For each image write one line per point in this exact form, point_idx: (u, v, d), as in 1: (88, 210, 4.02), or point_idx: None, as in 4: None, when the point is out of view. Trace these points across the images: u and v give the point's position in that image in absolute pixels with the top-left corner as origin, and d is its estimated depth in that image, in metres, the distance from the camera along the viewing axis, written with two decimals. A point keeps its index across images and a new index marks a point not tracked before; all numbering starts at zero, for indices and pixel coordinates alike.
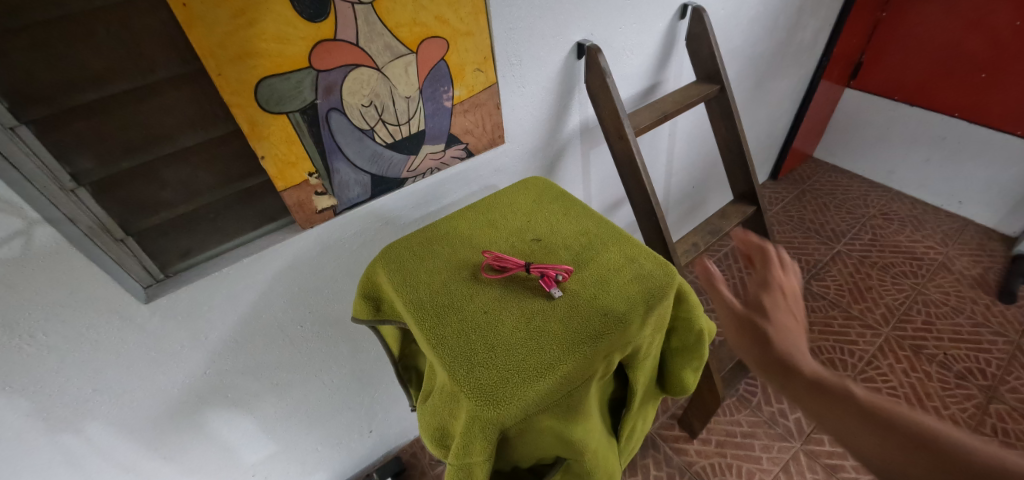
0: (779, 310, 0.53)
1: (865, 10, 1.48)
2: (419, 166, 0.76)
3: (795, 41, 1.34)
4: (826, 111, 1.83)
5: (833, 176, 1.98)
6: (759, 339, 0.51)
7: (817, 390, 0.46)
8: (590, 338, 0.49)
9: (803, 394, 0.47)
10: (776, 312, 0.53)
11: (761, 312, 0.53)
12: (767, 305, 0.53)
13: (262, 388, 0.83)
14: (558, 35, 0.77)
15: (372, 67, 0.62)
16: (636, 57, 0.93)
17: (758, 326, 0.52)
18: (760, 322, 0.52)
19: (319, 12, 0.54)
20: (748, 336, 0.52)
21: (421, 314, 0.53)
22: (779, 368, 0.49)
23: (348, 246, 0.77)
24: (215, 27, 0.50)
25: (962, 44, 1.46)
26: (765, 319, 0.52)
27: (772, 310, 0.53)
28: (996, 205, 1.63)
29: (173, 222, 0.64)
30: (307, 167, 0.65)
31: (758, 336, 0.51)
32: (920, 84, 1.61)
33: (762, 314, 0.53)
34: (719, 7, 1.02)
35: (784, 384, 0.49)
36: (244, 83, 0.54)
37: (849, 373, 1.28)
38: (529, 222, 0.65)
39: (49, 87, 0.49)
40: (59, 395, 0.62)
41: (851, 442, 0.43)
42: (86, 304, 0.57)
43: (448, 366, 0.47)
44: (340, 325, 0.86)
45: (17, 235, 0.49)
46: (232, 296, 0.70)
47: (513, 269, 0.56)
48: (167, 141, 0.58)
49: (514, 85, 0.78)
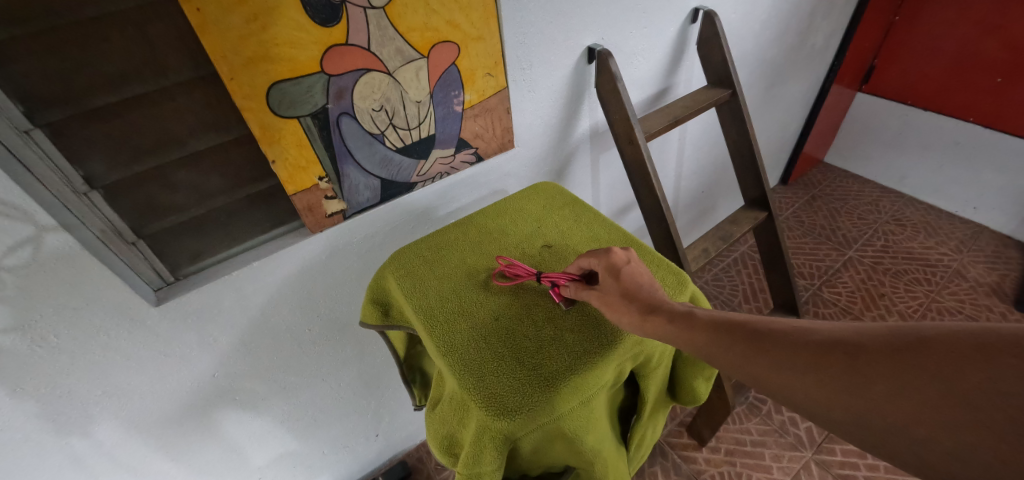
0: (648, 288, 0.49)
1: (878, 14, 1.46)
2: (429, 170, 0.76)
3: (807, 45, 1.33)
4: (837, 116, 1.81)
5: (844, 181, 1.96)
6: (683, 318, 0.44)
7: (771, 350, 0.38)
8: (602, 346, 0.48)
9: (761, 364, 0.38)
10: (647, 289, 0.49)
11: (633, 292, 0.48)
12: (629, 288, 0.48)
13: (271, 391, 0.83)
14: (569, 39, 0.77)
15: (383, 72, 0.62)
16: (647, 62, 0.93)
17: (667, 309, 0.46)
18: (632, 301, 0.47)
19: (331, 16, 0.54)
20: (662, 317, 0.45)
21: (431, 321, 0.52)
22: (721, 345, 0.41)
23: (357, 250, 0.77)
24: (227, 32, 0.50)
25: (977, 48, 1.44)
26: (639, 298, 0.47)
27: (630, 284, 0.49)
28: (1012, 211, 1.61)
29: (184, 225, 0.64)
30: (317, 171, 0.65)
31: (680, 317, 0.45)
32: (934, 88, 1.59)
33: (639, 292, 0.48)
34: (731, 11, 1.01)
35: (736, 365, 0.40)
36: (256, 87, 0.55)
37: None
38: (539, 228, 0.64)
39: (64, 91, 0.49)
40: (68, 397, 0.62)
41: (837, 396, 0.33)
42: (97, 308, 0.57)
43: (459, 374, 0.47)
44: (348, 329, 0.86)
45: (27, 242, 0.49)
46: (241, 299, 0.70)
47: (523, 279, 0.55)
48: (179, 145, 0.58)
49: (524, 90, 0.78)
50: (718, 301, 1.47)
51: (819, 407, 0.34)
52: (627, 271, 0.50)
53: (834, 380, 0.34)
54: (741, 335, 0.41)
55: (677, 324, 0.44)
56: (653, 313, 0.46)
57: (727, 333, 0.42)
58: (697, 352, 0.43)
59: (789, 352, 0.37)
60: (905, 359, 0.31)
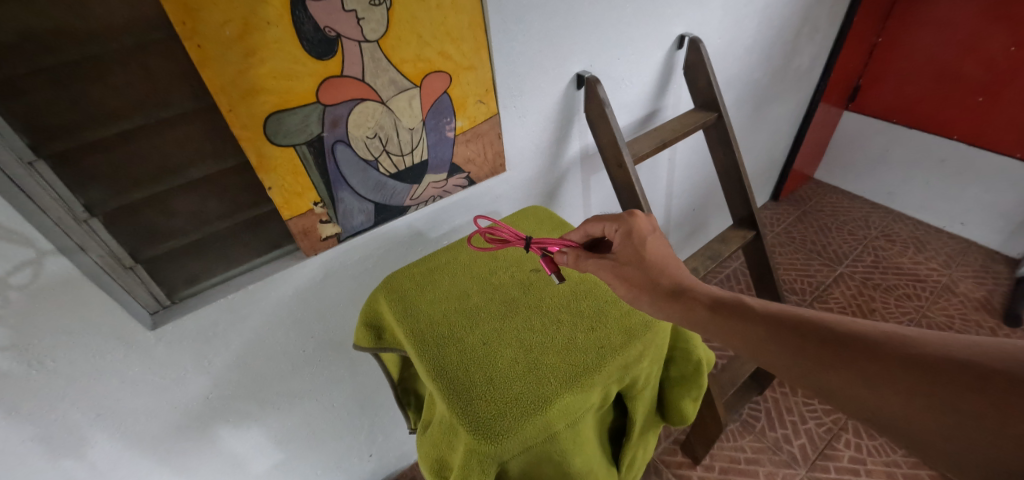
0: (665, 264, 0.54)
1: (862, 36, 1.50)
2: (422, 194, 0.78)
3: (792, 67, 1.37)
4: (825, 133, 1.85)
5: (834, 197, 1.99)
6: (717, 305, 0.50)
7: (804, 341, 0.44)
8: (587, 370, 0.49)
9: (791, 352, 0.44)
10: (666, 266, 0.54)
11: (657, 272, 0.53)
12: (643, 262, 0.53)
13: (264, 413, 0.83)
14: (558, 67, 0.80)
15: (376, 101, 0.64)
16: (635, 87, 0.96)
17: (696, 295, 0.51)
18: (649, 277, 0.52)
19: (327, 50, 0.57)
20: (696, 303, 0.50)
21: (422, 345, 0.54)
22: (753, 331, 0.47)
23: (351, 272, 0.79)
24: (227, 66, 0.52)
25: (958, 67, 1.48)
26: (657, 276, 0.52)
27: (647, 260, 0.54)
28: (997, 226, 1.64)
29: (182, 250, 0.66)
30: (312, 197, 0.67)
31: (715, 304, 0.50)
32: (918, 107, 1.63)
33: (664, 272, 0.53)
34: (716, 37, 1.04)
35: (767, 351, 0.46)
36: (254, 117, 0.57)
37: None
38: (528, 252, 0.66)
39: (68, 122, 0.51)
40: (62, 421, 0.62)
41: (860, 387, 0.39)
42: (94, 331, 0.58)
43: (448, 398, 0.48)
44: (342, 350, 0.86)
45: (27, 265, 0.50)
46: (237, 321, 0.71)
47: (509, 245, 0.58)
48: (178, 173, 0.60)
49: (515, 115, 0.80)
50: None
51: (841, 393, 0.41)
52: (645, 243, 0.55)
53: (859, 374, 0.40)
54: (772, 323, 0.46)
55: (712, 311, 0.49)
56: (684, 297, 0.51)
57: (759, 320, 0.47)
58: (730, 337, 0.48)
59: (819, 346, 0.43)
60: (924, 361, 0.37)
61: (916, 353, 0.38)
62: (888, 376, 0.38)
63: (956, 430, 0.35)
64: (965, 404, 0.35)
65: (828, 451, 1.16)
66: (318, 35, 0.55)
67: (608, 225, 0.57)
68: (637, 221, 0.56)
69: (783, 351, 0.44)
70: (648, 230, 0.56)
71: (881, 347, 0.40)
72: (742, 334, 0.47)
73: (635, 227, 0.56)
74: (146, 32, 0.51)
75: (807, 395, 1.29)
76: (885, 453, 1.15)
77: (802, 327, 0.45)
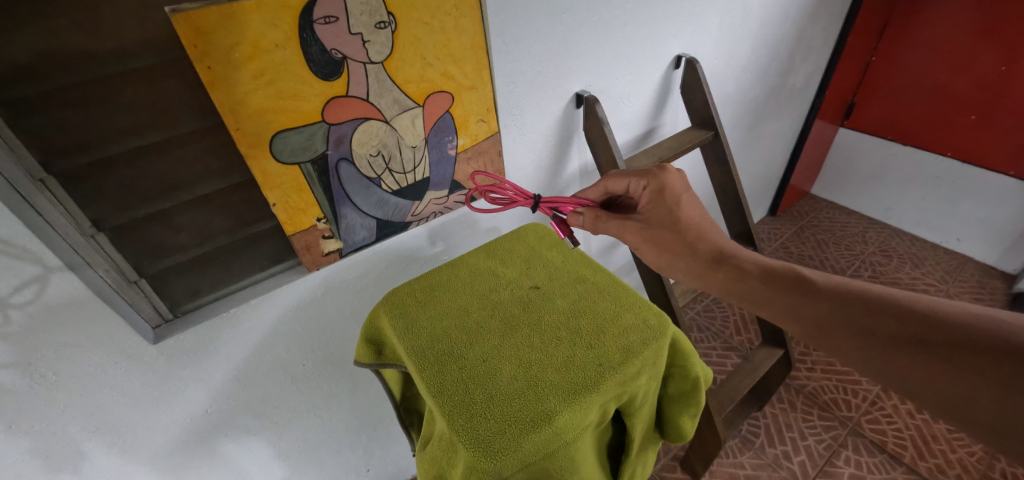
0: (695, 223, 0.64)
1: (856, 55, 1.53)
2: (424, 210, 0.79)
3: (788, 85, 1.39)
4: (821, 150, 1.87)
5: (830, 212, 2.01)
6: (768, 278, 0.58)
7: (845, 309, 0.51)
8: (586, 388, 0.50)
9: (833, 319, 0.51)
10: (698, 228, 0.64)
11: (694, 237, 0.63)
12: (671, 223, 0.64)
13: (262, 428, 0.83)
14: (558, 87, 0.82)
15: (380, 120, 0.65)
16: (633, 105, 0.98)
17: (741, 264, 0.60)
18: (680, 239, 0.63)
19: (333, 71, 0.58)
20: (749, 275, 0.59)
21: (422, 362, 0.54)
22: (798, 301, 0.55)
23: (352, 287, 0.80)
24: (235, 86, 0.54)
25: (950, 86, 1.51)
26: (689, 237, 0.63)
27: (677, 220, 0.64)
28: (992, 243, 1.66)
29: (185, 264, 0.66)
30: (315, 213, 0.68)
31: (767, 276, 0.58)
32: (912, 125, 1.65)
33: (702, 238, 0.63)
34: (712, 57, 1.07)
35: (811, 318, 0.53)
36: (260, 136, 0.58)
37: (853, 414, 1.26)
38: (527, 269, 0.67)
39: (78, 140, 0.52)
40: (61, 434, 0.62)
41: (883, 353, 0.47)
42: (97, 345, 0.59)
43: (447, 415, 0.48)
44: (342, 365, 0.87)
45: (33, 281, 0.51)
46: (237, 336, 0.71)
47: (515, 203, 0.65)
48: (184, 190, 0.60)
49: (516, 133, 0.82)
50: (710, 332, 1.48)
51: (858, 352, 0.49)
52: (673, 202, 0.65)
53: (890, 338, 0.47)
54: (817, 294, 0.54)
55: (763, 283, 0.58)
56: (729, 266, 0.61)
57: (805, 292, 0.55)
58: (779, 306, 0.56)
59: (859, 314, 0.50)
60: (947, 329, 0.45)
61: (941, 322, 0.46)
62: (915, 340, 0.46)
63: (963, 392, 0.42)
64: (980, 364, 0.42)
65: (828, 467, 1.16)
66: (324, 57, 0.57)
67: (636, 181, 0.67)
68: (668, 180, 0.65)
69: (826, 318, 0.52)
70: (676, 187, 0.66)
71: (911, 315, 0.48)
72: (790, 303, 0.55)
73: (664, 183, 0.66)
74: (157, 54, 0.52)
75: (806, 411, 1.28)
76: (885, 471, 1.14)
77: (844, 299, 0.52)
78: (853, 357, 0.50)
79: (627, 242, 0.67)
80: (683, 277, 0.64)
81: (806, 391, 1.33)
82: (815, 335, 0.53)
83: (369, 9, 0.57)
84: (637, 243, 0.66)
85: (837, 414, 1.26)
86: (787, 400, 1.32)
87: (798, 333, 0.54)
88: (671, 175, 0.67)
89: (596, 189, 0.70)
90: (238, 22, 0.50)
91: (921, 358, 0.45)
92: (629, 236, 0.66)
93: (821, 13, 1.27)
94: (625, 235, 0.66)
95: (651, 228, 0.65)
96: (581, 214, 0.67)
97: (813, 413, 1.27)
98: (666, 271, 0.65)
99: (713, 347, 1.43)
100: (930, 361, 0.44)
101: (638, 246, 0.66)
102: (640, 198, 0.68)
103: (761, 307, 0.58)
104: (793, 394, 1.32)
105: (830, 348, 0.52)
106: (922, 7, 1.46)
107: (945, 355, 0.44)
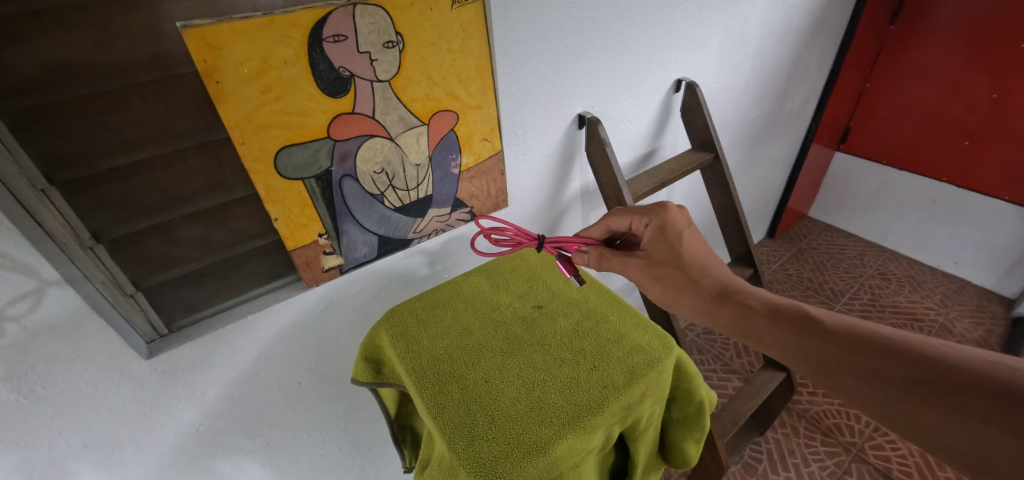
0: (699, 259, 0.63)
1: (851, 80, 1.56)
2: (425, 227, 0.79)
3: (785, 109, 1.42)
4: (818, 173, 1.89)
5: (829, 235, 2.02)
6: (775, 315, 0.56)
7: (855, 352, 0.50)
8: (590, 410, 0.49)
9: (844, 362, 0.50)
10: (702, 264, 0.62)
11: (698, 273, 0.62)
12: (673, 259, 0.63)
13: (255, 449, 0.80)
14: (561, 108, 0.83)
15: (385, 137, 0.66)
16: (634, 127, 0.99)
17: (746, 301, 0.58)
18: (683, 275, 0.62)
19: (340, 88, 0.59)
20: (754, 311, 0.57)
21: (422, 383, 0.53)
22: (807, 341, 0.53)
23: (352, 304, 0.79)
24: (243, 100, 0.54)
25: (944, 112, 1.54)
26: (693, 273, 0.62)
27: (680, 257, 0.63)
28: (990, 267, 1.67)
29: (183, 278, 0.65)
30: (318, 228, 0.68)
31: (773, 313, 0.56)
32: (907, 149, 1.68)
33: (705, 274, 0.62)
34: (712, 81, 1.09)
35: (822, 361, 0.52)
36: (265, 151, 0.58)
37: (857, 439, 1.24)
38: (530, 288, 0.67)
39: (81, 151, 0.51)
40: (48, 452, 0.60)
41: (899, 393, 0.46)
42: (89, 360, 0.58)
43: (448, 437, 0.47)
44: (339, 384, 0.85)
45: (28, 295, 0.50)
46: (233, 352, 0.70)
47: (519, 244, 0.63)
48: (186, 204, 0.60)
49: (518, 153, 0.83)
50: (710, 354, 1.47)
51: (871, 393, 0.48)
52: (676, 239, 0.64)
53: (902, 384, 0.46)
54: (825, 335, 0.52)
55: (770, 321, 0.56)
56: (733, 302, 0.59)
57: (814, 332, 0.53)
58: (786, 346, 0.54)
59: (872, 356, 0.49)
60: (960, 376, 0.45)
61: (951, 369, 0.45)
62: (928, 388, 0.45)
63: (982, 439, 0.42)
64: (996, 416, 0.42)
65: None
66: (332, 74, 0.58)
67: (637, 219, 0.66)
68: (669, 217, 0.64)
69: (838, 359, 0.50)
70: (677, 223, 0.64)
71: (921, 361, 0.47)
72: (798, 343, 0.53)
73: (666, 220, 0.64)
74: (167, 68, 0.52)
75: (809, 436, 1.26)
76: None
77: (856, 337, 0.51)
78: (865, 402, 0.48)
79: (632, 278, 0.65)
80: (688, 313, 0.62)
81: (808, 415, 1.31)
82: (825, 377, 0.51)
83: (378, 28, 0.58)
84: (641, 279, 0.64)
85: (841, 439, 1.24)
86: (790, 424, 1.30)
87: (807, 374, 0.52)
88: (672, 211, 0.65)
89: (597, 227, 0.71)
90: (249, 39, 0.51)
91: (935, 407, 0.44)
92: (633, 273, 0.64)
93: (816, 40, 1.30)
94: (629, 272, 0.65)
95: (654, 266, 0.63)
96: (586, 252, 0.65)
97: (816, 438, 1.25)
98: (672, 307, 0.63)
99: (714, 370, 1.42)
100: (944, 411, 0.44)
101: (643, 282, 0.65)
102: (642, 235, 0.67)
103: (767, 345, 0.56)
104: (796, 419, 1.30)
105: (840, 392, 0.50)
106: (913, 35, 1.51)
107: (958, 405, 0.44)
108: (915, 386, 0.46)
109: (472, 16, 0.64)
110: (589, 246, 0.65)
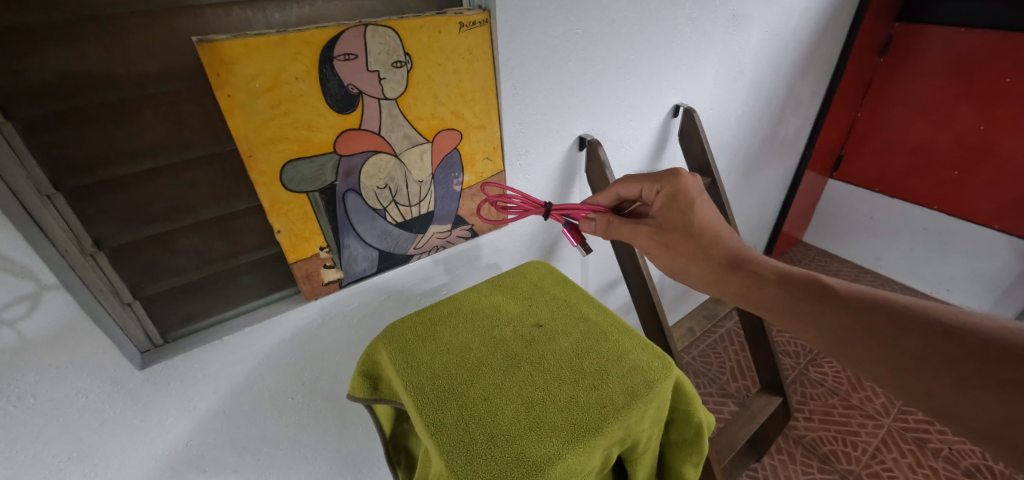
0: (710, 228, 0.66)
1: (843, 107, 1.61)
2: (426, 243, 0.80)
3: (779, 136, 1.45)
4: (812, 198, 1.92)
5: (823, 260, 2.04)
6: (786, 283, 0.60)
7: (869, 319, 0.52)
8: (590, 430, 0.48)
9: (855, 329, 0.52)
10: (713, 233, 0.65)
11: (708, 242, 0.65)
12: (683, 227, 0.66)
13: (245, 465, 0.78)
14: (563, 129, 0.85)
15: (390, 154, 0.67)
16: (634, 149, 1.01)
17: (756, 270, 0.62)
18: (693, 244, 0.65)
19: (348, 105, 0.60)
20: (765, 280, 0.61)
21: (421, 399, 0.53)
22: (819, 307, 0.56)
23: (350, 317, 0.78)
24: (253, 114, 0.55)
25: (934, 141, 1.57)
26: (703, 243, 0.65)
27: (689, 225, 0.66)
28: (981, 294, 1.69)
29: (182, 289, 0.65)
30: (319, 242, 0.68)
31: (784, 282, 0.60)
32: (897, 177, 1.71)
33: (716, 242, 0.65)
34: (708, 107, 1.12)
35: (833, 330, 0.54)
36: (272, 164, 0.59)
37: (854, 467, 1.22)
38: (530, 306, 0.67)
39: (88, 159, 0.51)
40: (33, 464, 0.59)
41: (908, 358, 0.48)
42: (81, 369, 0.57)
43: (444, 454, 0.47)
44: (333, 400, 0.83)
45: (25, 299, 0.49)
46: (227, 365, 0.69)
47: (526, 211, 0.70)
48: (190, 214, 0.60)
49: (519, 172, 0.84)
50: (707, 378, 1.46)
51: (884, 359, 0.50)
52: (686, 205, 0.67)
53: (916, 358, 0.48)
54: (839, 303, 0.55)
55: (782, 290, 0.59)
56: (744, 271, 0.62)
57: (825, 300, 0.56)
58: (797, 315, 0.57)
59: (886, 325, 0.51)
60: (972, 341, 0.47)
61: (970, 336, 0.47)
62: (940, 353, 0.47)
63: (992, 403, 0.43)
64: (1010, 380, 0.43)
65: None
66: (341, 91, 0.59)
67: (649, 186, 0.69)
68: (681, 184, 0.67)
69: (849, 327, 0.53)
70: (688, 189, 0.67)
71: (937, 329, 0.49)
72: (807, 310, 0.56)
73: (678, 188, 0.67)
74: (180, 81, 0.53)
75: (806, 463, 1.25)
76: None
77: (870, 305, 0.53)
78: (874, 372, 0.50)
79: (640, 245, 0.69)
80: (696, 282, 0.65)
81: (805, 441, 1.30)
82: (837, 346, 0.53)
83: (387, 48, 0.59)
84: (649, 246, 0.67)
85: (838, 466, 1.23)
86: (786, 450, 1.28)
87: (818, 344, 0.55)
88: (685, 178, 0.68)
89: (607, 195, 0.74)
90: (262, 55, 0.52)
91: (949, 377, 0.46)
92: (642, 241, 0.68)
93: (808, 72, 1.35)
94: (637, 240, 0.68)
95: (664, 232, 0.66)
96: (593, 220, 0.70)
97: (813, 465, 1.24)
98: (680, 275, 0.66)
99: (711, 393, 1.41)
100: (957, 378, 0.45)
101: (651, 250, 0.68)
102: (653, 203, 0.70)
103: (779, 316, 0.59)
104: (792, 445, 1.29)
105: (853, 362, 0.52)
106: (902, 66, 1.56)
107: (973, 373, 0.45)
108: (929, 353, 0.48)
109: (479, 40, 0.66)
110: (596, 214, 0.70)
